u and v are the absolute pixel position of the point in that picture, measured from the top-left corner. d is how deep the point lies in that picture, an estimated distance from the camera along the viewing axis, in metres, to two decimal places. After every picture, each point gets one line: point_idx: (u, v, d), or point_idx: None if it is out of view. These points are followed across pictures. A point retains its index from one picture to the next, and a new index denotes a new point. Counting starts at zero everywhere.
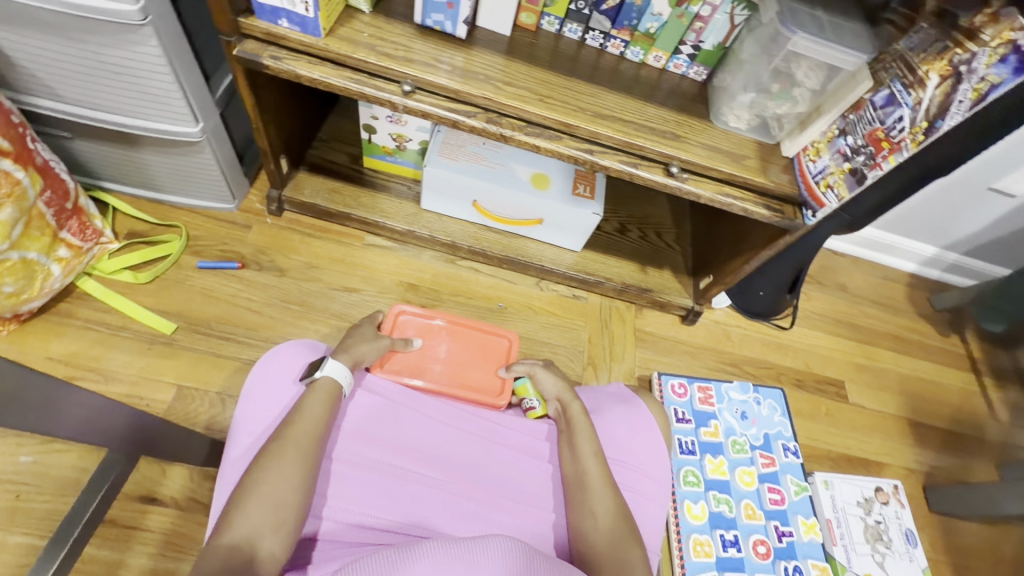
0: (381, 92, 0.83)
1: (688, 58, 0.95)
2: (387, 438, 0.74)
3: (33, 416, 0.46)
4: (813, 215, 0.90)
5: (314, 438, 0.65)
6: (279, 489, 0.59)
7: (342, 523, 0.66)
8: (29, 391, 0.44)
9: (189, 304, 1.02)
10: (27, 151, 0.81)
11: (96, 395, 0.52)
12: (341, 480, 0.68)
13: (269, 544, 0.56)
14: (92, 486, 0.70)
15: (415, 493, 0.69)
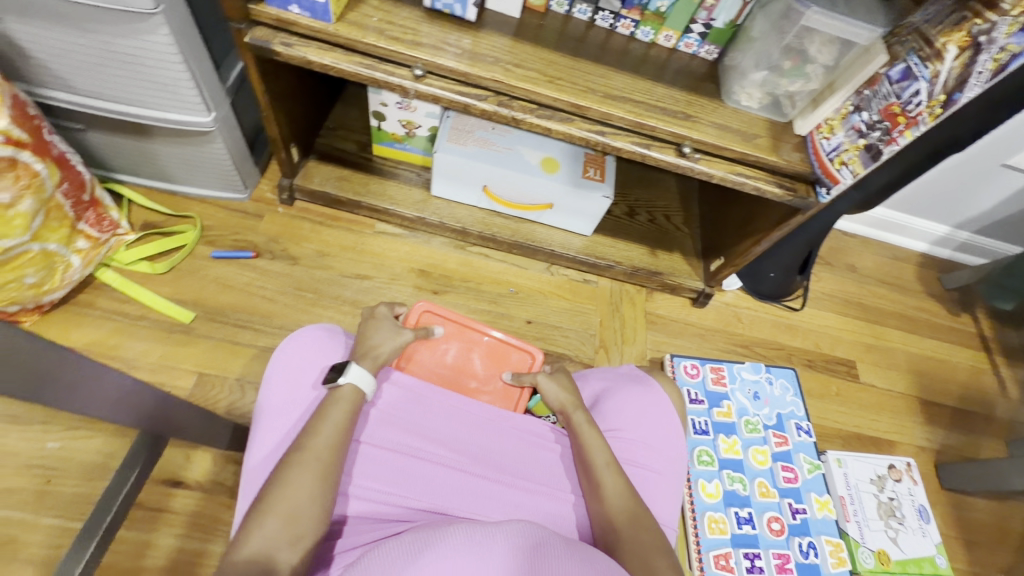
0: (391, 77, 0.83)
1: (699, 37, 0.94)
2: (411, 422, 0.75)
3: (69, 395, 0.47)
4: (827, 193, 0.90)
5: (335, 446, 0.64)
6: (296, 498, 0.59)
7: (366, 502, 0.67)
8: (65, 370, 0.45)
9: (205, 293, 1.03)
10: (44, 142, 0.81)
11: (127, 375, 0.53)
12: (366, 461, 0.70)
13: (287, 556, 0.56)
14: (124, 468, 0.72)
15: (437, 475, 0.70)
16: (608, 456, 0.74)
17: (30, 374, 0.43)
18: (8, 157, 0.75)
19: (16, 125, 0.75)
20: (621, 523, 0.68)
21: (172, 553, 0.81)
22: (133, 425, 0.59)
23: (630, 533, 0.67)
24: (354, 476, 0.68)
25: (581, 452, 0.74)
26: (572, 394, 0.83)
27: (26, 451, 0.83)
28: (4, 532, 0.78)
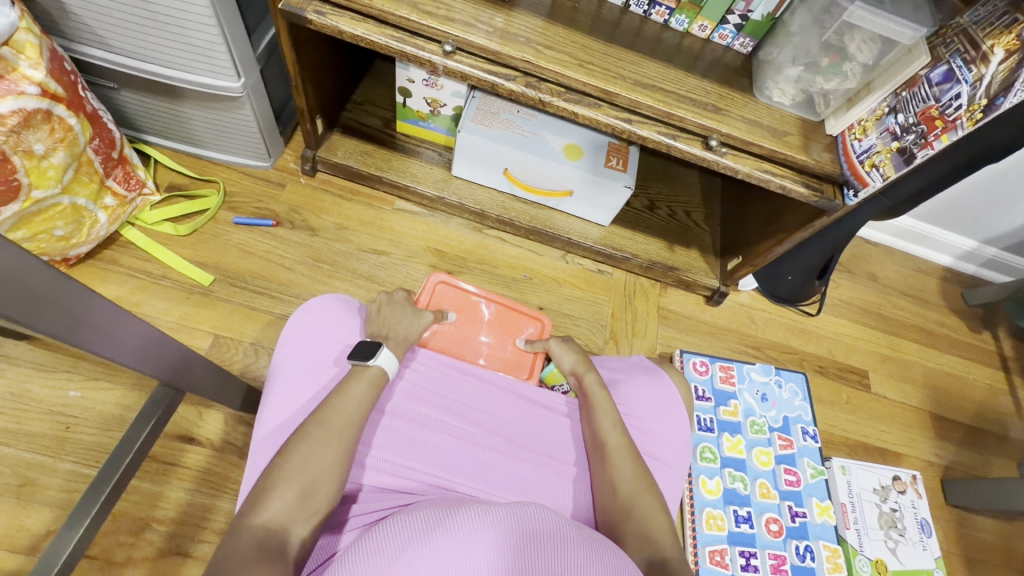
0: (421, 52, 0.83)
1: (735, 29, 0.93)
2: (432, 399, 0.76)
3: (101, 343, 0.49)
4: (854, 196, 0.88)
5: (354, 426, 0.64)
6: (315, 468, 0.59)
7: (384, 472, 0.68)
8: (98, 316, 0.47)
9: (225, 258, 1.05)
10: (78, 97, 0.82)
11: (152, 327, 0.55)
12: (387, 432, 0.71)
13: (299, 530, 0.56)
14: (142, 418, 0.72)
15: (455, 450, 0.71)
16: (614, 417, 0.76)
17: (68, 319, 0.44)
18: (44, 109, 0.77)
19: (52, 79, 0.77)
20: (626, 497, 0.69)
21: (183, 506, 0.84)
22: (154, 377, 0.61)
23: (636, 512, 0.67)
24: (374, 446, 0.69)
25: (591, 428, 0.75)
26: (582, 356, 0.85)
27: (48, 398, 0.86)
28: (26, 473, 0.81)
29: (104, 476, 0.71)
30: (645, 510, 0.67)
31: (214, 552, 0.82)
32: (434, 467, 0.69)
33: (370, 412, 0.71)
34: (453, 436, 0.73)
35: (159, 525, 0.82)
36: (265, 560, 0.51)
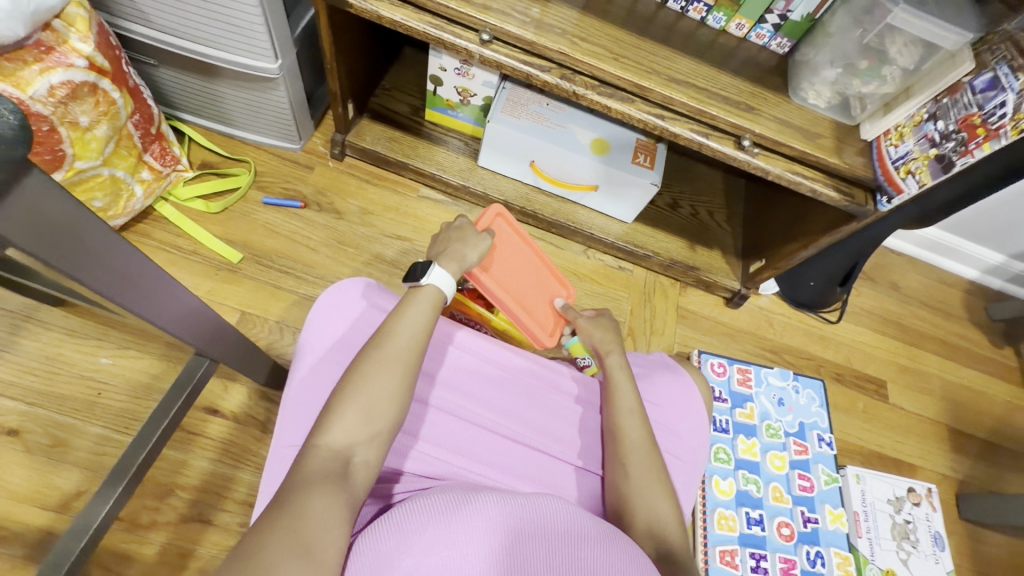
0: (458, 39, 0.84)
1: (773, 29, 0.92)
2: (474, 391, 0.77)
3: (145, 305, 0.50)
4: (888, 202, 0.87)
5: (412, 352, 0.64)
6: (377, 393, 0.60)
7: (424, 461, 0.69)
8: (147, 279, 0.48)
9: (252, 236, 1.07)
10: (122, 72, 0.84)
11: (193, 295, 0.56)
12: (430, 423, 0.72)
13: (363, 452, 0.58)
14: (179, 385, 0.73)
15: (492, 444, 0.74)
16: (635, 402, 0.76)
17: (120, 280, 0.46)
18: (90, 82, 0.79)
19: (99, 52, 0.79)
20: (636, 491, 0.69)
21: (205, 475, 0.86)
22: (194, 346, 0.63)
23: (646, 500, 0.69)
24: (418, 436, 0.71)
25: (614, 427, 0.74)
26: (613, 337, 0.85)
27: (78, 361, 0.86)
28: (57, 434, 0.84)
29: (146, 435, 0.73)
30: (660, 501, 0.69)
31: (234, 522, 0.84)
32: (472, 462, 0.71)
33: (414, 402, 0.72)
34: (489, 429, 0.74)
35: (182, 492, 0.84)
36: (332, 483, 0.53)
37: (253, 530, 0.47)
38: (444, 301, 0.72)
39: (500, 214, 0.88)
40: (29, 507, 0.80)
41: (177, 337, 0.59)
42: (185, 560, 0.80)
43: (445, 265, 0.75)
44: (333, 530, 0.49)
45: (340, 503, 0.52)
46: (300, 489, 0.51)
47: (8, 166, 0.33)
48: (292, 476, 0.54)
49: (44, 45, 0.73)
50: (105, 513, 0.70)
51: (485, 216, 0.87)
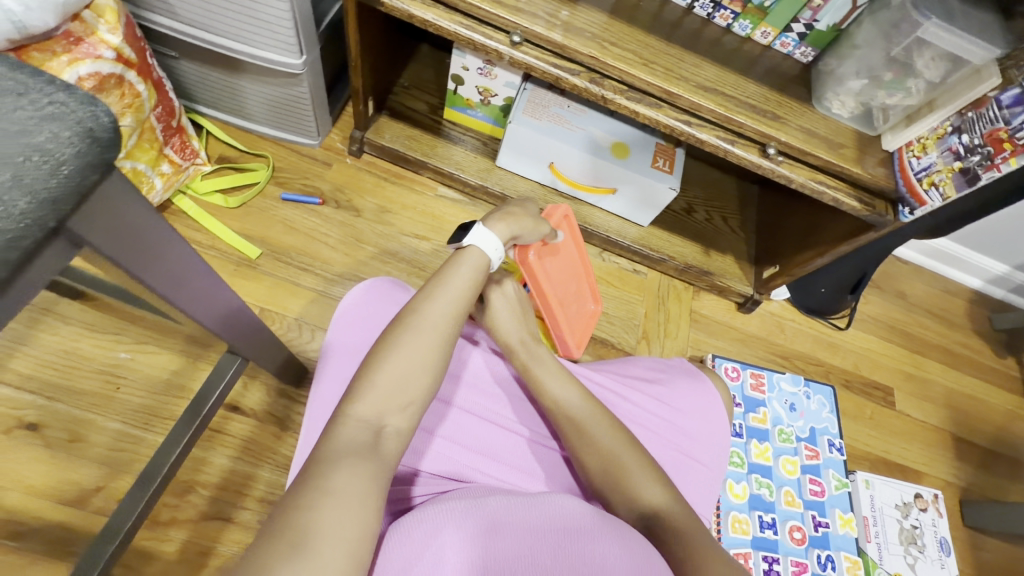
0: (489, 40, 0.83)
1: (798, 38, 0.92)
2: (495, 392, 0.77)
3: (194, 302, 0.52)
4: (910, 213, 0.89)
5: (449, 320, 0.62)
6: (408, 360, 0.57)
7: (442, 461, 0.69)
8: (198, 277, 0.50)
9: (270, 232, 1.06)
10: (147, 64, 0.83)
11: (237, 294, 0.58)
12: (451, 423, 0.72)
13: (395, 421, 0.56)
14: (217, 375, 0.76)
15: (510, 444, 0.74)
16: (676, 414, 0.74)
17: (175, 280, 0.48)
18: (117, 74, 0.78)
19: (127, 44, 0.78)
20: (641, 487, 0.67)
21: (225, 472, 0.85)
22: (231, 343, 0.64)
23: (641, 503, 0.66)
24: (439, 433, 0.71)
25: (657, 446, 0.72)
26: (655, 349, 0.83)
27: (97, 356, 0.87)
28: (75, 429, 0.83)
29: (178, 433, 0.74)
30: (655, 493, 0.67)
31: (254, 519, 0.84)
32: (490, 462, 0.71)
33: (437, 402, 0.72)
34: (508, 429, 0.75)
35: (202, 489, 0.84)
36: (361, 456, 0.51)
37: (281, 506, 0.46)
38: (486, 261, 0.69)
39: (566, 214, 0.95)
40: (49, 502, 0.79)
41: (221, 335, 0.61)
42: (206, 557, 0.80)
43: (493, 225, 0.73)
44: (363, 509, 0.47)
45: (369, 478, 0.50)
46: (329, 463, 0.49)
47: (98, 167, 0.34)
48: (323, 445, 0.52)
49: (73, 35, 0.72)
50: (137, 516, 0.70)
51: (554, 214, 0.94)
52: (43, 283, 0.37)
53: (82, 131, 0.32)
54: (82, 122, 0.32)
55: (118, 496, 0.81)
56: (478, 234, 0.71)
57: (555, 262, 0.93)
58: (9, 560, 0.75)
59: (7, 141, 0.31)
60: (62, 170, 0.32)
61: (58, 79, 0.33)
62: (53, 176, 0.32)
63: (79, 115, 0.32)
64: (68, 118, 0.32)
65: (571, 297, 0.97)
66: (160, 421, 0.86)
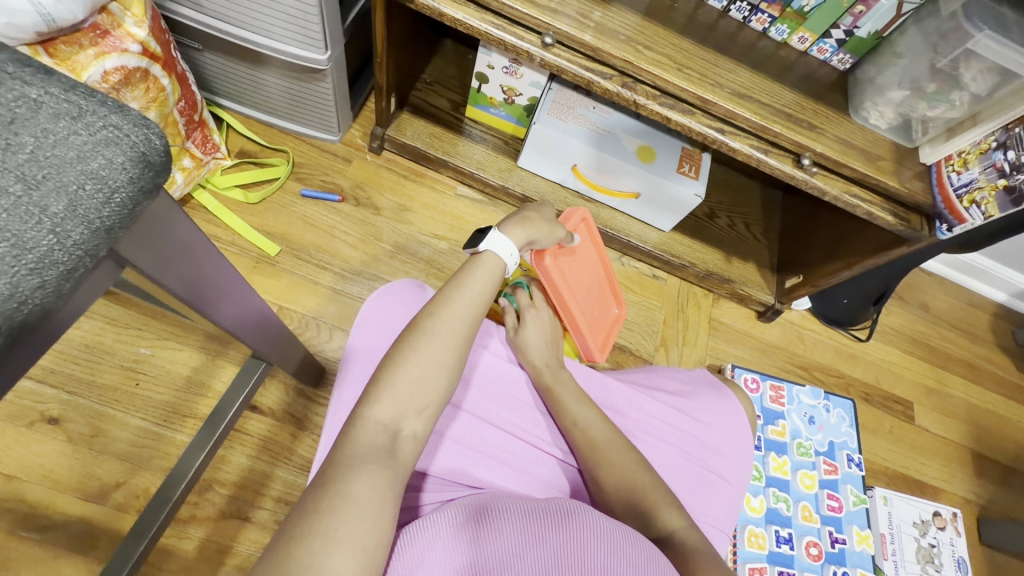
0: (520, 41, 0.81)
1: (836, 44, 0.89)
2: (510, 396, 0.74)
3: (228, 312, 0.54)
4: (948, 230, 0.86)
5: (468, 322, 0.60)
6: (427, 362, 0.56)
7: (455, 465, 0.66)
8: (233, 289, 0.52)
9: (291, 229, 1.05)
10: (172, 58, 0.82)
11: (265, 302, 0.60)
12: (465, 427, 0.69)
13: (411, 425, 0.54)
14: (243, 376, 0.80)
15: (523, 450, 0.70)
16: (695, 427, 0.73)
17: (214, 293, 0.50)
18: (143, 68, 0.77)
19: (153, 37, 0.77)
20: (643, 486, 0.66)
21: (243, 471, 0.86)
22: (258, 347, 0.66)
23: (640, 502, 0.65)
24: (450, 438, 0.67)
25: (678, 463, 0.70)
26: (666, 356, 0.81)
27: (119, 351, 0.87)
28: (97, 424, 0.83)
29: (208, 431, 0.77)
30: (660, 500, 0.66)
31: (272, 519, 0.84)
32: (504, 468, 0.68)
33: (449, 406, 0.68)
34: (520, 434, 0.71)
35: (221, 487, 0.84)
36: (378, 462, 0.50)
37: (298, 510, 0.45)
38: (502, 266, 0.66)
39: (584, 217, 0.95)
40: (72, 496, 0.79)
41: (251, 343, 0.64)
42: (225, 556, 0.80)
43: (510, 231, 0.70)
44: (380, 517, 0.46)
45: (386, 486, 0.49)
46: (346, 469, 0.48)
47: (148, 192, 0.33)
48: (339, 450, 0.50)
49: (101, 29, 0.71)
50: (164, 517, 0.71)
51: (570, 218, 0.93)
52: (87, 304, 0.37)
53: (137, 156, 0.32)
54: (136, 146, 0.32)
55: (138, 492, 0.81)
56: (491, 237, 0.68)
57: (575, 266, 0.91)
58: (33, 553, 0.76)
59: (62, 168, 0.30)
60: (116, 197, 0.32)
61: (109, 101, 0.32)
62: (107, 204, 0.31)
63: (133, 139, 0.32)
64: (122, 142, 0.31)
65: (593, 301, 0.96)
66: (180, 419, 0.86)
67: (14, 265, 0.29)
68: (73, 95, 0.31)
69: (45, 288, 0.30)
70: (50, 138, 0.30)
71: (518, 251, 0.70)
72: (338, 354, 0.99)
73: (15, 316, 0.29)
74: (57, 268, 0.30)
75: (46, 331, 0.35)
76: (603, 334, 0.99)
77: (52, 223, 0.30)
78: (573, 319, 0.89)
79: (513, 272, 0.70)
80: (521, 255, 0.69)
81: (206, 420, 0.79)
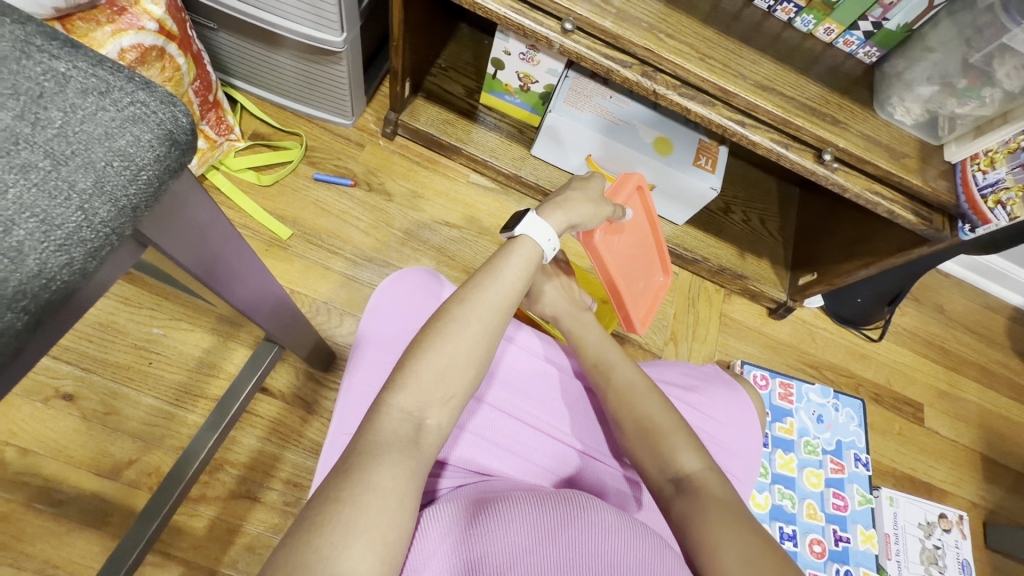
0: (540, 27, 0.80)
1: (864, 37, 0.87)
2: (530, 390, 0.73)
3: (242, 297, 0.54)
4: (970, 231, 0.85)
5: (497, 313, 0.59)
6: (451, 353, 0.55)
7: (472, 455, 0.66)
8: (249, 273, 0.52)
9: (303, 213, 1.05)
10: (187, 37, 0.81)
11: (282, 288, 0.61)
12: (484, 421, 0.69)
13: (436, 415, 0.54)
14: (254, 362, 0.81)
15: (544, 445, 0.70)
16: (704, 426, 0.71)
17: (230, 277, 0.50)
18: (159, 46, 0.76)
19: (169, 16, 0.76)
20: (665, 443, 0.65)
21: (253, 452, 0.87)
22: (271, 331, 0.66)
23: (661, 454, 0.65)
24: (469, 430, 0.67)
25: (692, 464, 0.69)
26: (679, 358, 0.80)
27: (132, 331, 0.88)
28: (111, 402, 0.84)
29: (220, 413, 0.78)
30: (685, 462, 0.64)
31: (281, 500, 0.85)
32: (523, 463, 0.68)
33: (470, 399, 0.69)
34: (539, 430, 0.71)
35: (231, 468, 0.85)
36: (399, 451, 0.50)
37: (321, 495, 0.46)
38: (538, 253, 0.65)
39: (639, 185, 0.90)
40: (86, 472, 0.80)
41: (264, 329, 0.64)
42: (234, 535, 0.82)
43: (548, 215, 0.68)
44: (400, 507, 0.47)
45: (408, 476, 0.49)
46: (368, 456, 0.49)
47: (174, 171, 0.33)
48: (363, 435, 0.51)
49: (117, 6, 0.71)
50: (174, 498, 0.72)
51: (625, 185, 0.88)
52: (107, 287, 0.37)
53: (164, 135, 0.31)
54: (163, 124, 0.31)
55: (150, 470, 0.82)
56: (529, 221, 0.66)
57: (622, 242, 0.89)
58: (47, 526, 0.77)
59: (90, 145, 0.30)
60: (142, 175, 0.31)
61: (137, 77, 0.32)
62: (133, 182, 0.31)
63: (160, 117, 0.31)
64: (149, 120, 0.31)
65: (639, 272, 0.95)
66: (192, 399, 0.87)
67: (43, 242, 0.29)
68: (100, 70, 0.31)
69: (72, 267, 0.30)
70: (78, 114, 0.30)
71: (556, 237, 0.68)
72: (348, 339, 1.00)
73: (43, 294, 0.29)
74: (84, 246, 0.30)
75: (69, 312, 0.34)
76: (645, 306, 0.99)
77: (80, 200, 0.29)
78: (616, 292, 0.90)
79: (551, 258, 0.68)
80: (559, 241, 0.67)
81: (217, 403, 0.80)
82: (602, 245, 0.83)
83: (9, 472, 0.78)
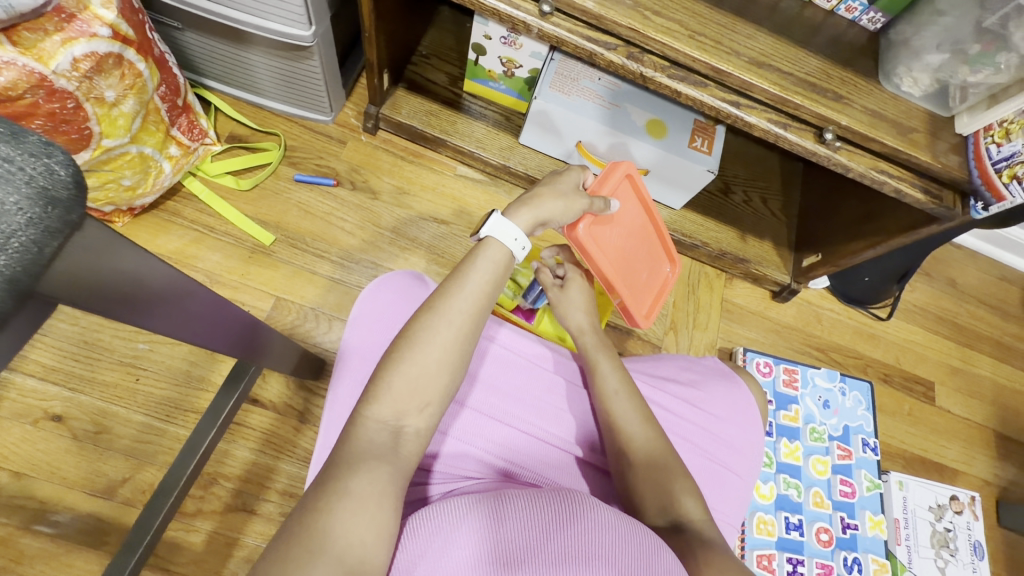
0: (516, 11, 0.75)
1: (866, 2, 0.81)
2: (513, 391, 0.71)
3: (201, 327, 0.52)
4: (984, 208, 0.80)
5: (470, 316, 0.56)
6: (425, 359, 0.53)
7: (459, 457, 0.64)
8: (203, 305, 0.49)
9: (285, 217, 1.02)
10: (147, 40, 0.78)
11: (246, 313, 0.58)
12: (468, 423, 0.67)
13: (414, 421, 0.52)
14: (236, 377, 0.79)
15: (530, 446, 0.69)
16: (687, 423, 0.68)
17: (180, 312, 0.47)
18: (116, 53, 0.73)
19: (123, 19, 0.73)
20: (657, 458, 0.65)
21: (247, 464, 0.86)
22: (246, 351, 0.64)
23: (652, 471, 0.64)
24: (453, 434, 0.65)
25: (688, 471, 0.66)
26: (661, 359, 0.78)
27: (118, 347, 0.87)
28: (101, 421, 0.83)
29: (203, 432, 0.77)
30: (681, 491, 0.63)
31: (278, 511, 0.85)
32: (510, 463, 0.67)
33: (452, 402, 0.66)
34: (526, 431, 0.69)
35: (226, 481, 0.84)
36: (376, 460, 0.48)
37: (296, 514, 0.44)
38: (508, 256, 0.61)
39: (628, 173, 0.85)
40: (80, 493, 0.80)
41: (234, 351, 0.61)
42: (232, 548, 0.82)
43: (515, 214, 0.64)
44: (379, 514, 0.45)
45: (386, 483, 0.47)
46: (345, 467, 0.47)
47: (54, 232, 0.29)
48: (340, 449, 0.49)
49: (66, 12, 0.67)
50: (161, 521, 0.71)
51: (613, 173, 0.83)
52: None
53: (36, 193, 0.27)
54: (35, 180, 0.27)
55: (145, 487, 0.82)
56: (494, 222, 0.61)
57: (614, 233, 0.85)
58: (45, 548, 0.77)
59: None
60: (13, 243, 0.27)
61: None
62: (3, 252, 0.26)
63: (31, 172, 0.27)
64: (16, 178, 0.27)
65: (639, 262, 0.92)
66: (182, 414, 0.86)
67: None
68: None
69: None
70: None
71: (526, 238, 0.64)
72: (337, 344, 0.98)
73: None
74: None
75: None
76: (651, 297, 0.96)
77: None
78: (613, 287, 0.87)
79: (523, 258, 0.64)
80: (529, 240, 0.63)
81: (203, 419, 0.78)
82: (589, 239, 0.80)
83: (4, 495, 0.78)
